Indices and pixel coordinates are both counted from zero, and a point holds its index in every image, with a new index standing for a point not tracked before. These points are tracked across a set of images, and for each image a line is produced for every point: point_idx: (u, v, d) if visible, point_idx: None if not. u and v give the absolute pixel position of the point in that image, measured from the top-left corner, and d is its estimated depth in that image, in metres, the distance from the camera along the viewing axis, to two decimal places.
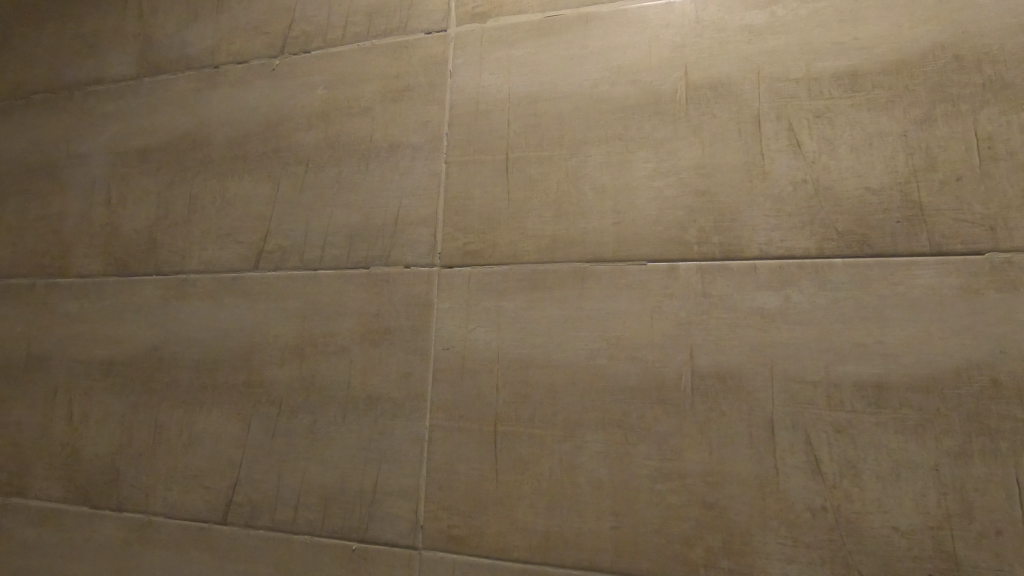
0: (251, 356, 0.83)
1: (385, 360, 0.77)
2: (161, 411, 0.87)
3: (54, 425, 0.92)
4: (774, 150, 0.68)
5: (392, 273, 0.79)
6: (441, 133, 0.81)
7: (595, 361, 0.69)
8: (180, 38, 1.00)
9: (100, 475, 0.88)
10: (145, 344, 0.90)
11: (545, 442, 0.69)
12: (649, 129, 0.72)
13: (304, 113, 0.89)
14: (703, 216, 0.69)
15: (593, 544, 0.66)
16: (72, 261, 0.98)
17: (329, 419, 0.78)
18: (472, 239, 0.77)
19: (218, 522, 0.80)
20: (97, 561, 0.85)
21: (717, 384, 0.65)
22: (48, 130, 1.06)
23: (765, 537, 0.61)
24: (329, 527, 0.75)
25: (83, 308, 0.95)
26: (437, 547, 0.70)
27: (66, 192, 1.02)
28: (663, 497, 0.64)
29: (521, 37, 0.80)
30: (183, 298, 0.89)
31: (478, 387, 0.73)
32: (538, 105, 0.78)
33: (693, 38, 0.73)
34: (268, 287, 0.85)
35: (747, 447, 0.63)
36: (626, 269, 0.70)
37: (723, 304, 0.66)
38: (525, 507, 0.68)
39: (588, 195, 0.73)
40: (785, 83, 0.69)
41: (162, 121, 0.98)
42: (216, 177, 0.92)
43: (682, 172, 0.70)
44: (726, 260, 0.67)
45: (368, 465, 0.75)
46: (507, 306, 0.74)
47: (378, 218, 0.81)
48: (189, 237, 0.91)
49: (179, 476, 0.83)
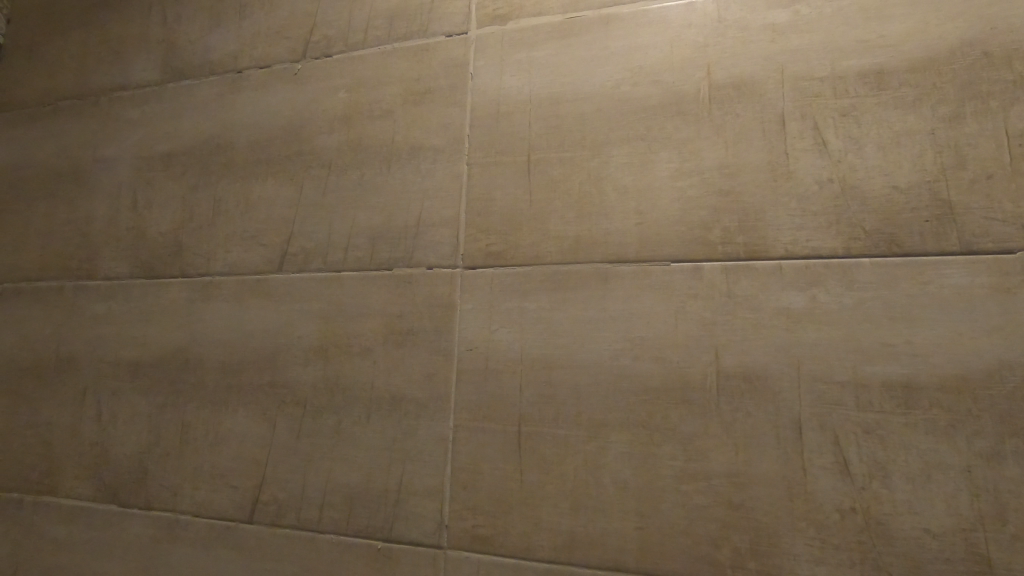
0: (276, 357, 0.84)
1: (409, 360, 0.77)
2: (187, 411, 0.88)
3: (84, 425, 0.94)
4: (799, 150, 0.68)
5: (415, 274, 0.80)
6: (463, 136, 0.81)
7: (619, 361, 0.69)
8: (204, 43, 1.02)
9: (128, 474, 0.89)
10: (171, 346, 0.91)
11: (568, 443, 0.69)
12: (672, 130, 0.72)
13: (326, 116, 0.90)
14: (727, 216, 0.69)
15: (619, 545, 0.66)
16: (100, 265, 1.00)
17: (353, 419, 0.79)
18: (494, 241, 0.77)
19: (245, 521, 0.81)
20: (126, 559, 0.86)
21: (743, 384, 0.65)
22: (75, 135, 1.08)
23: (793, 540, 0.61)
24: (354, 527, 0.76)
25: (111, 310, 0.97)
26: (462, 547, 0.71)
27: (94, 197, 1.03)
28: (689, 498, 0.64)
29: (542, 38, 0.80)
30: (209, 300, 0.90)
31: (501, 387, 0.73)
32: (559, 107, 0.78)
33: (716, 38, 0.73)
34: (292, 288, 0.86)
35: (774, 448, 0.63)
36: (649, 270, 0.70)
37: (748, 304, 0.66)
38: (549, 507, 0.69)
39: (610, 196, 0.73)
40: (809, 82, 0.69)
41: (186, 126, 0.99)
42: (240, 180, 0.93)
43: (706, 172, 0.70)
44: (751, 261, 0.67)
45: (392, 465, 0.76)
46: (530, 307, 0.74)
47: (400, 220, 0.82)
48: (214, 239, 0.93)
49: (206, 476, 0.85)
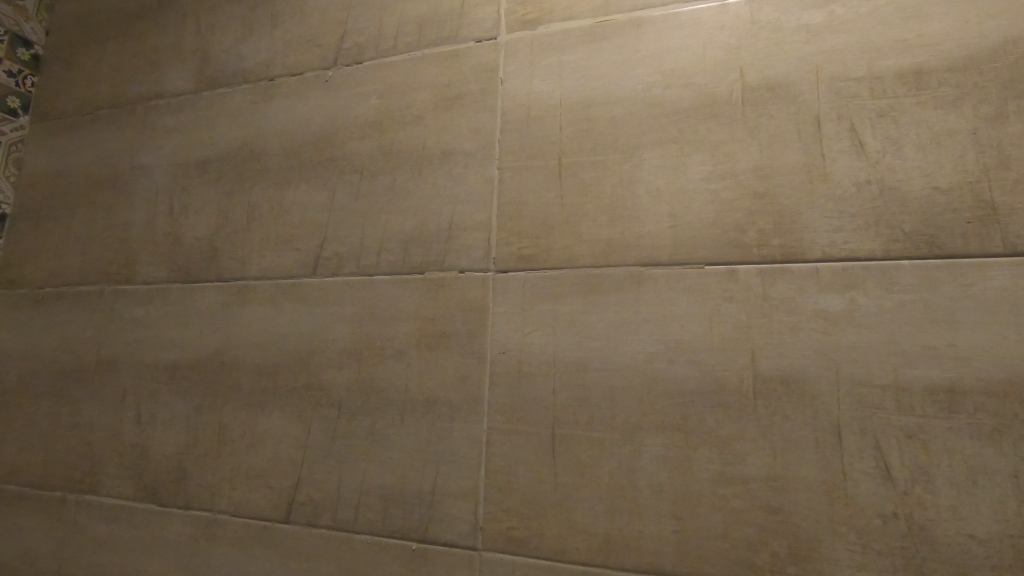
0: (311, 360, 0.86)
1: (442, 363, 0.78)
2: (224, 413, 0.90)
3: (124, 426, 0.96)
4: (836, 151, 0.67)
5: (448, 278, 0.80)
6: (494, 140, 0.82)
7: (654, 364, 0.69)
8: (237, 52, 1.04)
9: (167, 474, 0.91)
10: (208, 349, 0.93)
11: (603, 445, 0.70)
12: (705, 132, 0.72)
13: (358, 122, 0.91)
14: (763, 219, 0.68)
15: (655, 548, 0.66)
16: (138, 269, 1.02)
17: (387, 421, 0.80)
18: (526, 245, 0.78)
19: (281, 521, 0.82)
20: (166, 557, 0.89)
21: (780, 387, 0.64)
22: (113, 143, 1.11)
23: (833, 544, 0.60)
24: (389, 527, 0.77)
25: (149, 314, 0.99)
26: (497, 549, 0.71)
27: (131, 203, 1.06)
28: (726, 502, 0.64)
29: (573, 43, 0.81)
30: (244, 303, 0.92)
31: (535, 390, 0.73)
32: (591, 111, 0.78)
33: (749, 39, 0.73)
34: (325, 292, 0.87)
35: (812, 452, 0.62)
36: (683, 273, 0.70)
37: (785, 307, 0.66)
38: (585, 509, 0.69)
39: (643, 199, 0.73)
40: (845, 83, 0.68)
41: (220, 133, 1.02)
42: (274, 186, 0.95)
43: (740, 175, 0.70)
44: (788, 264, 0.67)
45: (427, 466, 0.76)
46: (562, 310, 0.74)
47: (432, 225, 0.83)
48: (248, 244, 0.94)
49: (243, 476, 0.86)
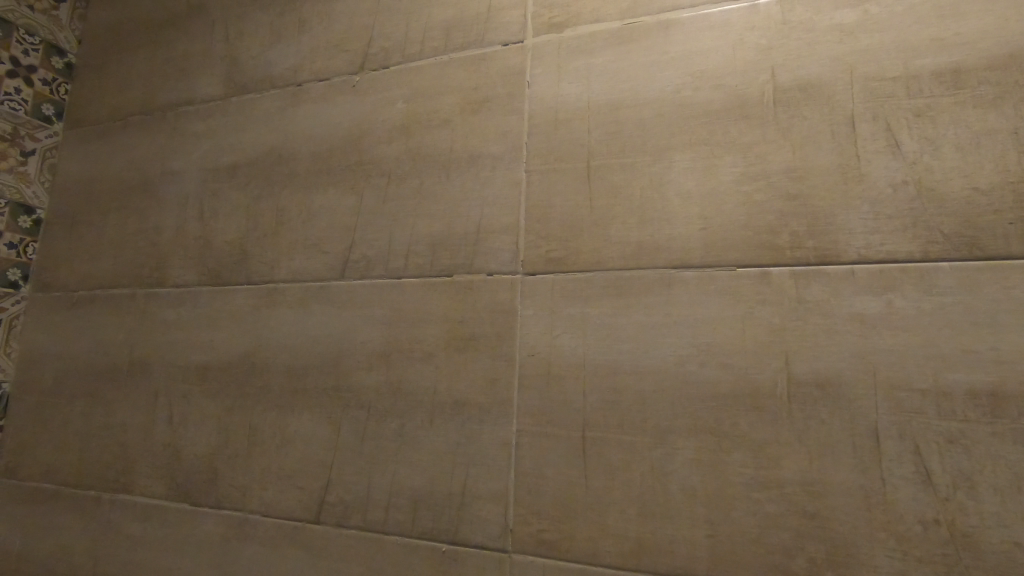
0: (340, 362, 0.87)
1: (471, 365, 0.79)
2: (254, 414, 0.91)
3: (156, 426, 0.98)
4: (871, 151, 0.66)
5: (476, 281, 0.81)
6: (521, 143, 0.82)
7: (685, 367, 0.69)
8: (265, 58, 1.06)
9: (199, 474, 0.93)
10: (238, 351, 0.95)
11: (634, 448, 0.69)
12: (736, 134, 0.72)
13: (386, 127, 0.92)
14: (796, 221, 0.68)
15: (688, 552, 0.65)
16: (169, 273, 1.04)
17: (416, 423, 0.80)
18: (555, 247, 0.78)
19: (312, 521, 0.83)
20: (198, 556, 0.90)
21: (816, 391, 0.64)
22: (144, 149, 1.13)
23: (872, 551, 0.59)
24: (419, 529, 0.77)
25: (180, 316, 1.01)
26: (527, 551, 0.72)
27: (162, 207, 1.08)
28: (761, 506, 0.63)
29: (600, 45, 0.81)
30: (274, 306, 0.94)
31: (564, 392, 0.74)
32: (619, 113, 0.78)
33: (780, 40, 0.72)
34: (354, 295, 0.88)
35: (849, 457, 0.62)
36: (715, 275, 0.70)
37: (820, 310, 0.65)
38: (616, 513, 0.69)
39: (673, 201, 0.73)
40: (880, 83, 0.67)
41: (249, 138, 1.03)
42: (302, 190, 0.96)
43: (772, 176, 0.70)
44: (822, 266, 0.66)
45: (456, 468, 0.77)
46: (592, 313, 0.74)
47: (460, 227, 0.83)
48: (278, 248, 0.96)
49: (273, 476, 0.87)
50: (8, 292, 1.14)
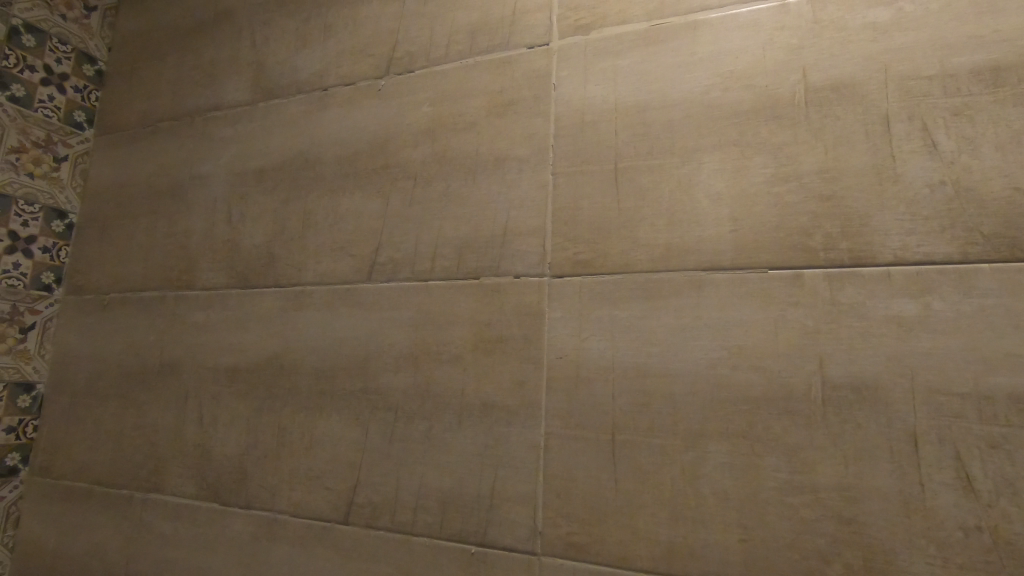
0: (367, 363, 0.87)
1: (498, 367, 0.79)
2: (283, 415, 0.92)
3: (186, 427, 1.00)
4: (907, 151, 0.65)
5: (503, 283, 0.81)
6: (548, 145, 0.83)
7: (716, 370, 0.68)
8: (291, 63, 1.07)
9: (229, 475, 0.94)
10: (267, 353, 0.96)
11: (664, 451, 0.69)
12: (767, 135, 0.71)
13: (411, 130, 0.92)
14: (830, 222, 0.67)
15: (721, 556, 0.65)
16: (199, 276, 1.06)
17: (444, 425, 0.81)
18: (583, 250, 0.78)
19: (341, 522, 0.84)
20: (228, 555, 0.91)
21: (851, 395, 0.63)
22: (173, 154, 1.15)
23: (911, 557, 0.58)
24: (448, 530, 0.77)
25: (209, 318, 1.03)
26: (557, 554, 0.71)
27: (191, 211, 1.10)
28: (795, 511, 0.63)
29: (627, 47, 0.81)
30: (302, 308, 0.95)
31: (593, 395, 0.73)
32: (647, 114, 0.78)
33: (812, 39, 0.71)
34: (382, 297, 0.89)
35: (887, 462, 0.61)
36: (746, 277, 0.69)
37: (855, 312, 0.64)
38: (647, 516, 0.68)
39: (702, 203, 0.73)
40: (915, 82, 0.66)
41: (276, 143, 1.05)
42: (329, 193, 0.97)
43: (804, 177, 0.69)
44: (857, 268, 0.65)
45: (484, 471, 0.77)
46: (621, 315, 0.74)
47: (487, 230, 0.84)
48: (305, 251, 0.97)
49: (302, 476, 0.88)
50: (42, 295, 1.17)
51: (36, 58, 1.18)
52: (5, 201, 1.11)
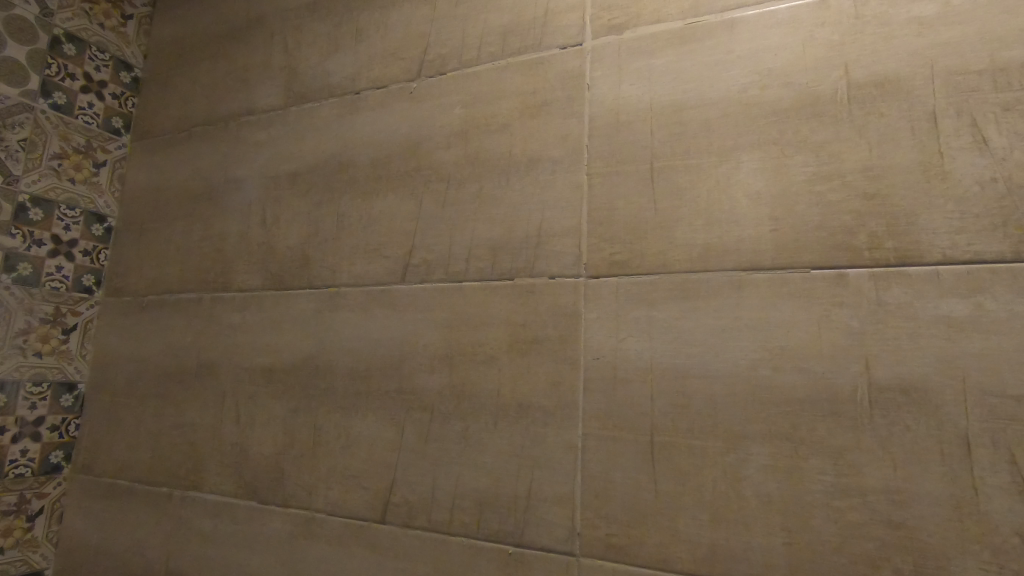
0: (402, 364, 0.88)
1: (535, 369, 0.79)
2: (319, 415, 0.93)
3: (224, 426, 1.02)
4: (955, 148, 0.64)
5: (538, 284, 0.81)
6: (582, 146, 0.82)
7: (758, 371, 0.68)
8: (323, 67, 1.08)
9: (266, 473, 0.96)
10: (302, 354, 0.97)
11: (705, 453, 0.68)
12: (809, 133, 0.70)
13: (444, 132, 0.93)
14: (875, 221, 0.66)
15: (765, 560, 0.64)
16: (234, 278, 1.08)
17: (480, 425, 0.81)
18: (619, 250, 0.77)
19: (378, 521, 0.85)
20: (266, 553, 0.93)
21: (899, 397, 0.62)
22: (208, 158, 1.18)
23: (965, 563, 0.57)
24: (485, 531, 0.78)
25: (245, 320, 1.04)
26: (596, 555, 0.71)
27: (226, 215, 1.12)
28: (842, 514, 0.62)
29: (662, 46, 0.80)
30: (336, 309, 0.96)
31: (631, 396, 0.73)
32: (683, 114, 0.77)
33: (854, 35, 0.70)
34: (416, 297, 0.89)
35: (938, 465, 0.59)
36: (788, 278, 0.68)
37: (902, 313, 0.63)
38: (688, 518, 0.68)
39: (741, 202, 0.72)
40: (963, 77, 0.65)
41: (309, 146, 1.06)
42: (362, 195, 0.98)
43: (847, 175, 0.68)
44: (904, 268, 0.64)
45: (521, 471, 0.77)
46: (658, 316, 0.74)
47: (522, 231, 0.84)
48: (339, 252, 0.98)
49: (339, 476, 0.89)
50: (83, 297, 1.20)
51: (77, 66, 1.21)
52: (48, 206, 1.15)
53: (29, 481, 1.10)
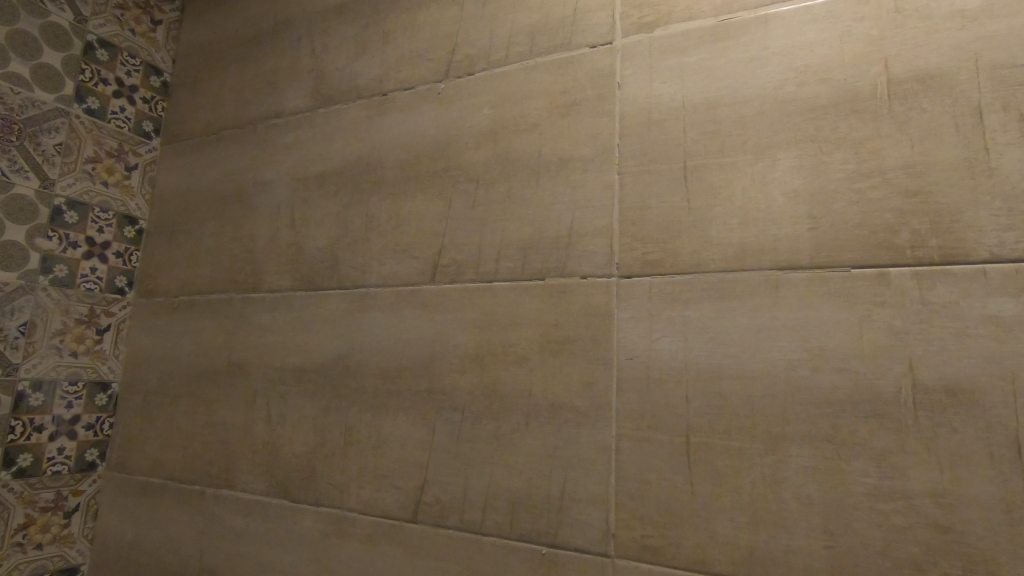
0: (433, 364, 0.88)
1: (567, 369, 0.79)
2: (350, 415, 0.94)
3: (255, 426, 1.03)
4: (1002, 144, 0.63)
5: (569, 284, 0.81)
6: (613, 145, 0.82)
7: (797, 372, 0.67)
8: (351, 69, 1.09)
9: (297, 472, 0.97)
10: (333, 354, 0.98)
11: (743, 454, 0.68)
12: (847, 130, 0.69)
13: (472, 133, 0.93)
14: (917, 219, 0.64)
15: (805, 563, 0.63)
16: (264, 279, 1.09)
17: (512, 425, 0.81)
18: (652, 250, 0.77)
19: (409, 520, 0.85)
20: (298, 551, 0.94)
21: (945, 398, 0.61)
22: (236, 160, 1.19)
23: (1016, 568, 0.56)
24: (518, 531, 0.78)
25: (275, 320, 1.05)
26: (631, 556, 0.71)
27: (255, 216, 1.13)
28: (886, 518, 0.61)
29: (694, 43, 0.80)
30: (366, 309, 0.96)
31: (665, 397, 0.73)
32: (717, 111, 0.76)
33: (894, 29, 0.69)
34: (446, 297, 0.90)
35: (986, 468, 0.58)
36: (827, 277, 0.67)
37: (947, 312, 0.62)
38: (725, 520, 0.67)
39: (778, 201, 0.71)
40: (1010, 71, 0.63)
41: (338, 147, 1.07)
42: (391, 196, 0.99)
43: (888, 172, 0.67)
44: (949, 267, 0.63)
45: (554, 471, 0.77)
46: (693, 316, 0.73)
47: (552, 231, 0.84)
48: (368, 253, 0.99)
49: (370, 475, 0.90)
50: (116, 298, 1.22)
51: (109, 71, 1.23)
52: (83, 209, 1.17)
53: (66, 478, 1.13)
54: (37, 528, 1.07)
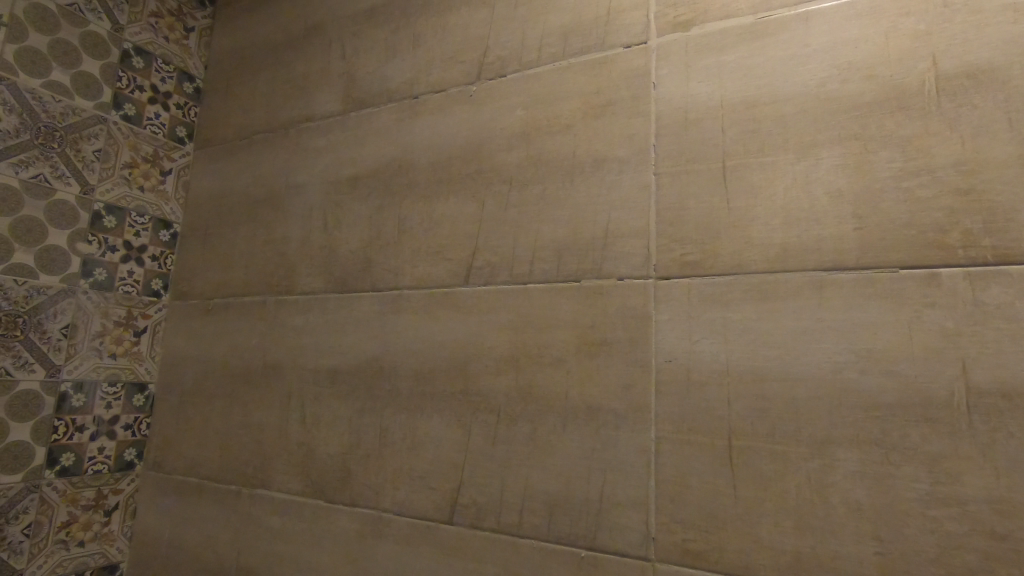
0: (467, 366, 0.89)
1: (604, 371, 0.78)
2: (384, 416, 0.95)
3: (290, 426, 1.04)
4: None
5: (605, 286, 0.80)
6: (650, 146, 0.81)
7: (843, 375, 0.66)
8: (381, 72, 1.10)
9: (332, 473, 0.98)
10: (367, 356, 0.99)
11: (787, 458, 0.67)
12: (894, 127, 0.68)
13: (505, 134, 0.93)
14: (969, 218, 0.63)
15: (855, 569, 0.62)
16: (297, 281, 1.10)
17: (549, 427, 0.81)
18: (691, 251, 0.76)
19: (446, 521, 0.85)
20: (334, 551, 0.94)
21: (1001, 402, 0.59)
22: (268, 164, 1.21)
23: None
24: (556, 533, 0.77)
25: (309, 322, 1.07)
26: (672, 561, 0.70)
27: (288, 219, 1.15)
28: (939, 524, 0.59)
29: (732, 41, 0.79)
30: (399, 311, 0.97)
31: (706, 399, 0.72)
32: (756, 110, 0.75)
33: (942, 24, 0.68)
34: (480, 299, 0.90)
35: None
36: (874, 277, 0.66)
37: (1003, 314, 0.60)
38: (770, 525, 0.66)
39: (821, 201, 0.70)
40: None
41: (369, 150, 1.07)
42: (423, 198, 0.99)
43: (938, 171, 0.65)
44: (1004, 267, 0.61)
45: (592, 474, 0.77)
46: (734, 318, 0.72)
47: (588, 232, 0.83)
48: (401, 255, 0.99)
49: (405, 476, 0.90)
50: (152, 301, 1.25)
51: (144, 78, 1.26)
52: (121, 214, 1.20)
53: (106, 477, 1.15)
54: (79, 525, 1.10)
